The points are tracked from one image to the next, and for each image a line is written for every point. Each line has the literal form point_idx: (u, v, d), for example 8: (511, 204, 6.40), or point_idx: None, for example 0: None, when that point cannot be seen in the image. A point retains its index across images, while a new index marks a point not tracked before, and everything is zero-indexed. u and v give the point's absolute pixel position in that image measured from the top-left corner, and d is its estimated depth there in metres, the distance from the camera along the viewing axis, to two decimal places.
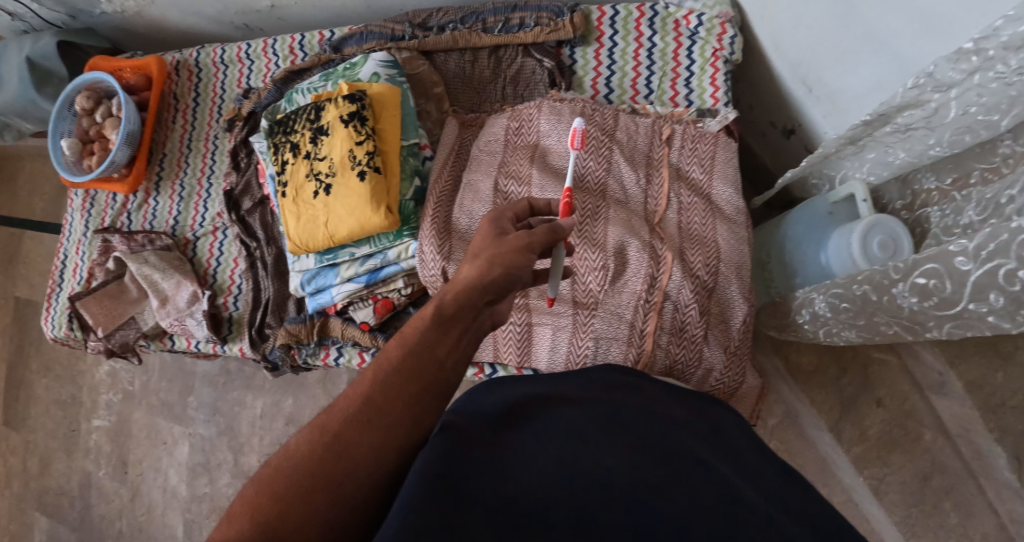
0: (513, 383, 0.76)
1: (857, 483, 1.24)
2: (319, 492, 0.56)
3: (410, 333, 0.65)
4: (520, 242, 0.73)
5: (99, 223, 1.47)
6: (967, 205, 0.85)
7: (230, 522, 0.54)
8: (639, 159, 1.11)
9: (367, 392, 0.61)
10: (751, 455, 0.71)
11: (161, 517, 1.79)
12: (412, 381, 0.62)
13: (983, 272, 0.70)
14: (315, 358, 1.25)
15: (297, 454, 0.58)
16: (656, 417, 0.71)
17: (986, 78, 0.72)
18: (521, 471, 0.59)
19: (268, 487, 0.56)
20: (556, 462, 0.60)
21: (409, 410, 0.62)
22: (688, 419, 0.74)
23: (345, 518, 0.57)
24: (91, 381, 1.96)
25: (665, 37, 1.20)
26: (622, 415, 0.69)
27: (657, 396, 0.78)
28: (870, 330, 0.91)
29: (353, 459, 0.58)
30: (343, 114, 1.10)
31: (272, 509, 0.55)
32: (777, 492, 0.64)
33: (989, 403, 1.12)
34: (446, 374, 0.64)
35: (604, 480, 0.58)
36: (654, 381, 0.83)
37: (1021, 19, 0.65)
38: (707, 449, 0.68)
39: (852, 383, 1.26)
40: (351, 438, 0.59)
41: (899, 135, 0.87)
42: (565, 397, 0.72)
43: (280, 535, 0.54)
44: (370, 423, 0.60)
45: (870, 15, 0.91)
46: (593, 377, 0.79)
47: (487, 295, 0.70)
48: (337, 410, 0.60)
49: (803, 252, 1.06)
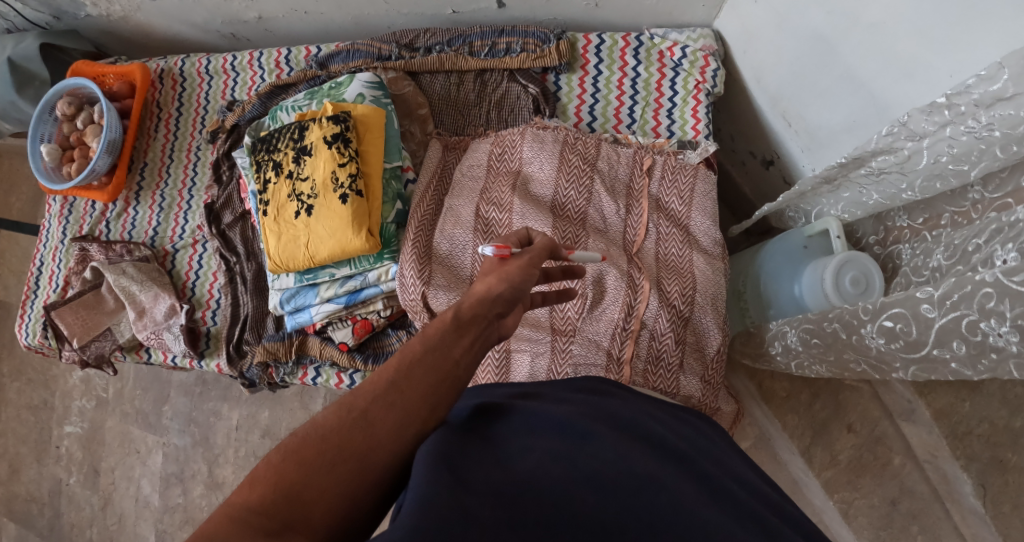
0: (496, 389, 0.77)
1: (827, 505, 1.26)
2: (342, 464, 0.57)
3: (430, 331, 0.65)
4: (524, 260, 0.74)
5: (77, 230, 1.45)
6: (936, 248, 0.86)
7: (252, 484, 0.54)
8: (620, 189, 1.12)
9: (391, 377, 0.61)
10: (734, 462, 0.73)
11: (132, 527, 1.78)
12: (433, 373, 0.62)
13: (946, 319, 0.71)
14: (293, 376, 1.25)
15: (323, 426, 0.58)
16: (640, 418, 0.73)
17: (957, 132, 0.73)
18: (516, 462, 0.60)
19: (295, 454, 0.56)
20: (549, 453, 0.61)
21: (428, 398, 0.62)
22: (670, 422, 0.76)
23: (362, 494, 0.57)
24: (64, 387, 1.93)
25: (649, 68, 1.22)
26: (607, 412, 0.71)
27: (638, 400, 0.79)
28: (839, 365, 0.92)
29: (375, 437, 0.59)
30: (327, 135, 1.09)
31: (296, 475, 0.55)
32: (769, 496, 0.67)
33: (957, 430, 1.15)
34: (461, 372, 0.64)
35: (595, 470, 0.60)
36: (639, 393, 0.84)
37: (992, 79, 0.67)
38: (689, 446, 0.71)
39: (824, 407, 1.28)
40: (376, 417, 0.59)
41: (873, 178, 0.88)
42: (550, 397, 0.73)
43: (303, 501, 0.54)
44: (394, 406, 0.60)
45: (848, 58, 0.93)
46: (574, 383, 0.81)
47: (496, 307, 0.69)
48: (365, 388, 0.60)
49: (777, 283, 1.08)
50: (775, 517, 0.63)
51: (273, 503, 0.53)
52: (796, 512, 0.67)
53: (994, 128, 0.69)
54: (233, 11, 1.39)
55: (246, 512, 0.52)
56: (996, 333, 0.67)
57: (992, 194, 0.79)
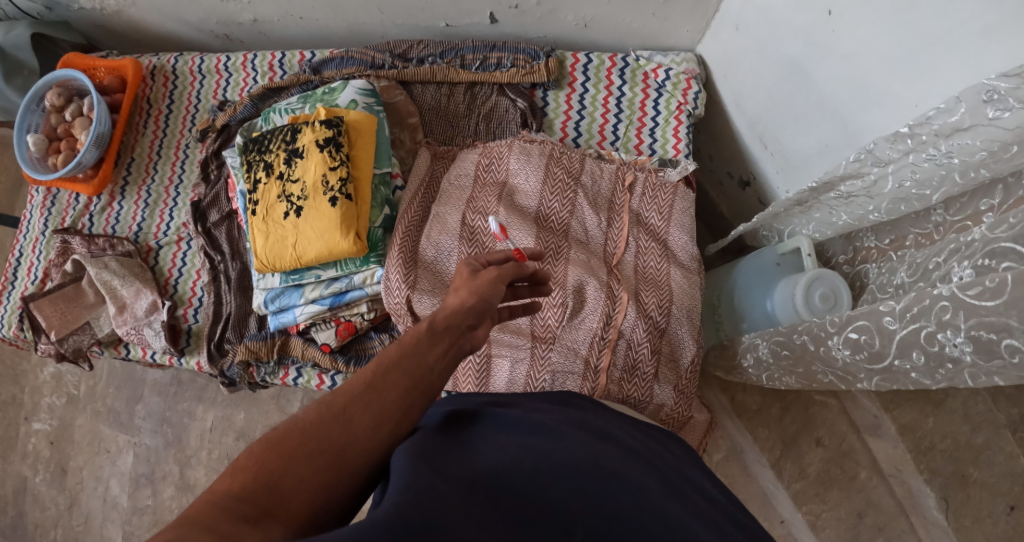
0: (472, 397, 0.80)
1: (795, 518, 1.29)
2: (319, 458, 0.59)
3: (406, 340, 0.68)
4: (493, 275, 0.75)
5: (59, 223, 1.44)
6: (900, 266, 0.90)
7: (234, 473, 0.56)
8: (602, 203, 1.16)
9: (368, 379, 0.64)
10: (697, 475, 0.76)
11: (99, 529, 1.75)
12: (407, 374, 0.65)
13: (907, 331, 0.75)
14: (274, 376, 1.26)
15: (303, 421, 0.60)
16: (609, 427, 0.76)
17: (919, 158, 0.78)
18: (490, 458, 0.63)
19: (275, 445, 0.58)
20: (521, 448, 0.64)
21: (402, 401, 0.64)
22: (639, 436, 0.78)
23: (340, 487, 0.60)
24: (33, 383, 1.89)
25: (634, 88, 1.27)
26: (578, 419, 0.74)
27: (604, 413, 0.82)
28: (807, 376, 0.96)
29: (352, 434, 0.61)
30: (319, 139, 1.12)
31: (276, 465, 0.57)
32: (732, 511, 0.70)
33: (921, 445, 1.20)
34: (434, 378, 0.67)
35: (566, 463, 0.63)
36: (611, 409, 0.87)
37: (950, 111, 0.72)
38: (655, 455, 0.74)
39: (794, 421, 1.32)
40: (353, 415, 0.61)
41: (842, 201, 0.93)
42: (524, 406, 0.76)
43: (280, 490, 0.57)
44: (370, 405, 0.62)
45: (821, 86, 0.98)
46: (547, 395, 0.83)
47: (469, 318, 0.71)
48: (344, 389, 0.63)
49: (750, 299, 1.12)
50: (732, 527, 0.66)
51: (253, 490, 0.56)
52: (748, 522, 0.71)
53: (952, 156, 0.74)
54: (228, 12, 1.40)
55: (227, 499, 0.54)
56: (952, 344, 0.71)
57: (953, 217, 0.83)
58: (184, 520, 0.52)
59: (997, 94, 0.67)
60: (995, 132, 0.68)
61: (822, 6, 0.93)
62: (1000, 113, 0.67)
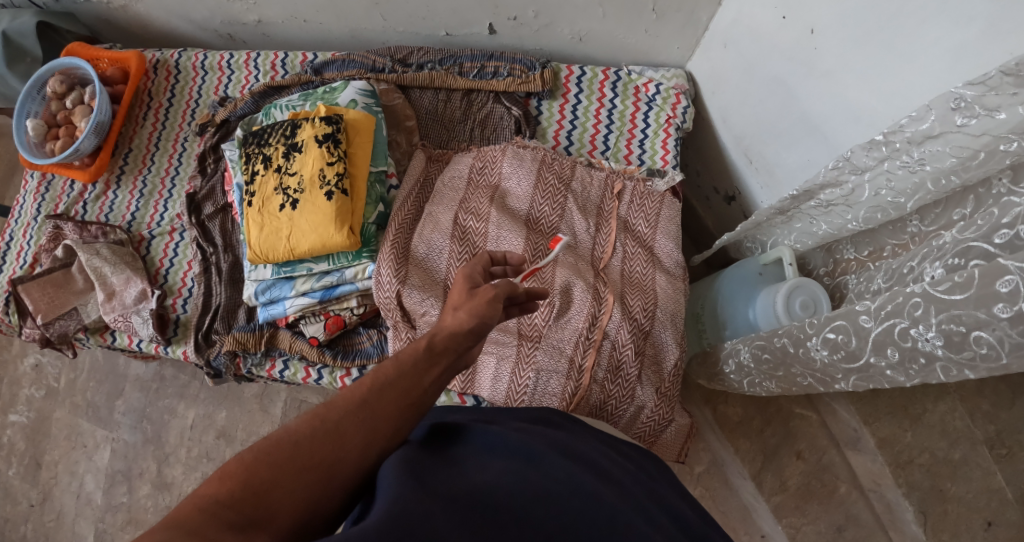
0: (456, 412, 0.81)
1: (775, 530, 1.31)
2: (310, 470, 0.61)
3: (404, 357, 0.69)
4: (489, 294, 0.75)
5: (51, 209, 1.44)
6: (877, 274, 0.94)
7: (223, 479, 0.57)
8: (591, 208, 1.19)
9: (362, 397, 0.65)
10: (668, 492, 0.76)
11: (70, 525, 1.72)
12: (402, 394, 0.67)
13: (881, 329, 0.78)
14: (260, 368, 1.27)
15: (296, 433, 0.62)
16: (587, 445, 0.77)
17: (893, 166, 0.82)
18: (473, 477, 0.64)
19: (267, 455, 0.59)
20: (503, 470, 0.66)
21: (395, 420, 0.66)
22: (614, 455, 0.78)
23: (327, 498, 0.61)
24: (12, 374, 1.88)
25: (625, 101, 1.31)
26: (557, 438, 0.75)
27: (580, 430, 0.82)
28: (786, 380, 0.99)
29: (343, 449, 0.63)
30: (318, 134, 1.14)
31: (267, 475, 0.58)
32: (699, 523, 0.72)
33: (899, 459, 1.21)
34: (426, 399, 0.69)
35: (545, 486, 0.64)
36: (587, 425, 0.86)
37: (921, 119, 0.76)
38: (629, 474, 0.74)
39: (775, 434, 1.35)
40: (346, 430, 0.63)
41: (822, 209, 0.96)
42: (505, 423, 0.78)
43: (268, 499, 0.58)
44: (363, 421, 0.64)
45: (804, 103, 1.03)
46: (528, 410, 0.84)
47: (468, 342, 0.73)
48: (339, 403, 0.64)
49: (734, 307, 1.15)
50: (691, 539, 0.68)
51: (241, 497, 0.57)
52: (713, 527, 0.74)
53: (925, 163, 0.78)
54: (233, 12, 1.43)
55: (216, 506, 0.56)
56: (924, 339, 0.74)
57: (928, 227, 0.87)
58: (171, 524, 0.53)
59: (964, 102, 0.71)
60: (963, 139, 0.72)
61: (804, 25, 0.98)
62: (967, 120, 0.71)
